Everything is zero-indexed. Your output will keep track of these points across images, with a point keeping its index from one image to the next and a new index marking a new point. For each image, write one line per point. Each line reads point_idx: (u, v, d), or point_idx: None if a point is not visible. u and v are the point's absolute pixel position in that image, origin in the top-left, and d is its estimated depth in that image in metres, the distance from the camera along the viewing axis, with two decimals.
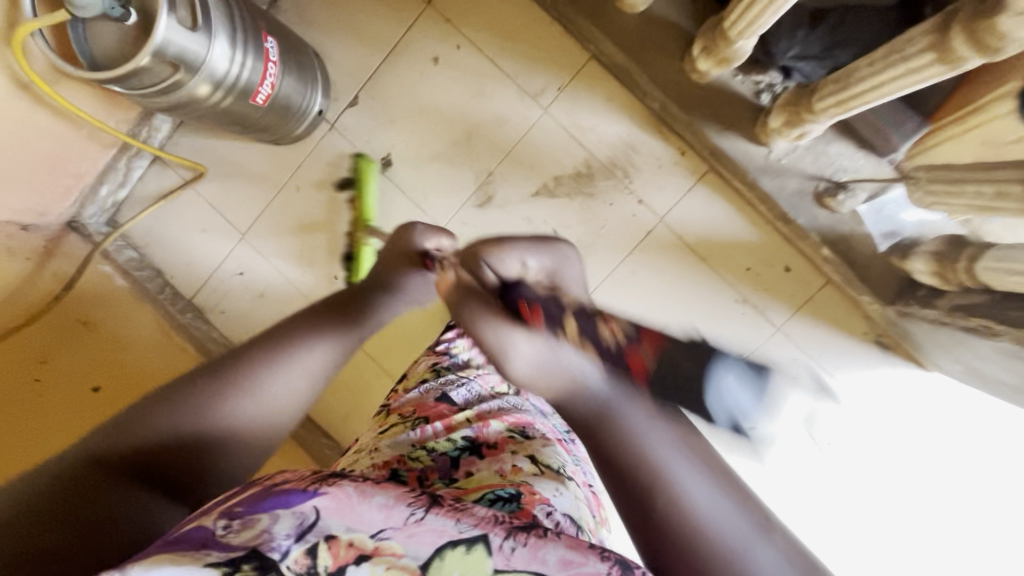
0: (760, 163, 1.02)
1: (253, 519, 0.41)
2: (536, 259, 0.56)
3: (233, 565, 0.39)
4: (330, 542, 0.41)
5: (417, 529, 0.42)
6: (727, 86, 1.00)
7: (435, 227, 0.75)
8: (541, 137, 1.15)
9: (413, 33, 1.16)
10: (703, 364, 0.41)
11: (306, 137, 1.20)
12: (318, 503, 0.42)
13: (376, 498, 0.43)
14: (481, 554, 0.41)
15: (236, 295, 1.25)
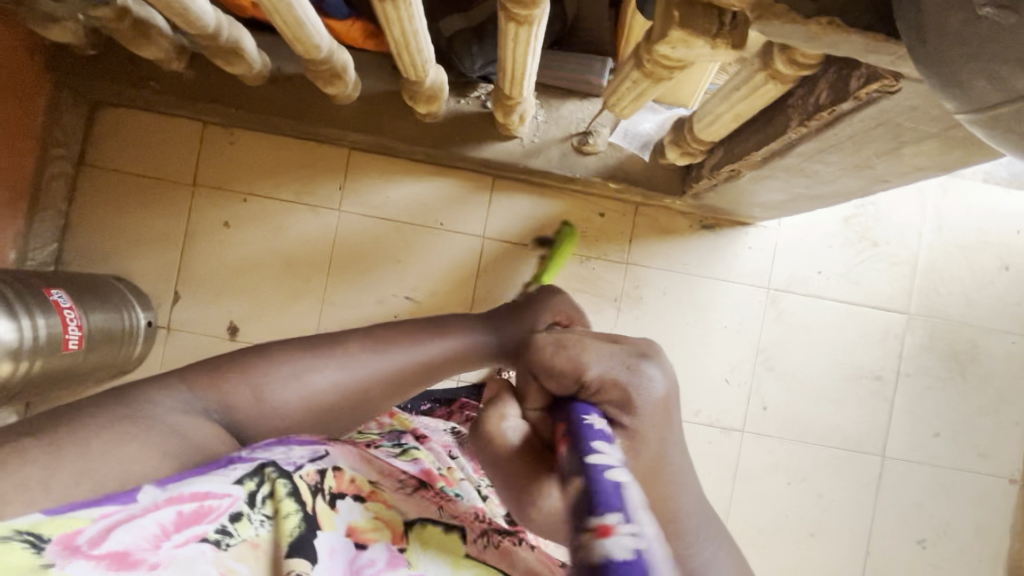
0: (520, 151, 1.15)
1: (276, 446, 0.49)
2: (609, 377, 0.46)
3: (252, 476, 0.44)
4: (336, 473, 0.50)
5: (407, 499, 0.53)
6: (458, 113, 1.12)
7: (628, 352, 0.47)
8: (351, 233, 1.24)
9: (196, 213, 1.24)
10: None
11: (147, 352, 1.21)
12: (333, 447, 0.53)
13: (375, 464, 0.55)
14: (457, 540, 0.52)
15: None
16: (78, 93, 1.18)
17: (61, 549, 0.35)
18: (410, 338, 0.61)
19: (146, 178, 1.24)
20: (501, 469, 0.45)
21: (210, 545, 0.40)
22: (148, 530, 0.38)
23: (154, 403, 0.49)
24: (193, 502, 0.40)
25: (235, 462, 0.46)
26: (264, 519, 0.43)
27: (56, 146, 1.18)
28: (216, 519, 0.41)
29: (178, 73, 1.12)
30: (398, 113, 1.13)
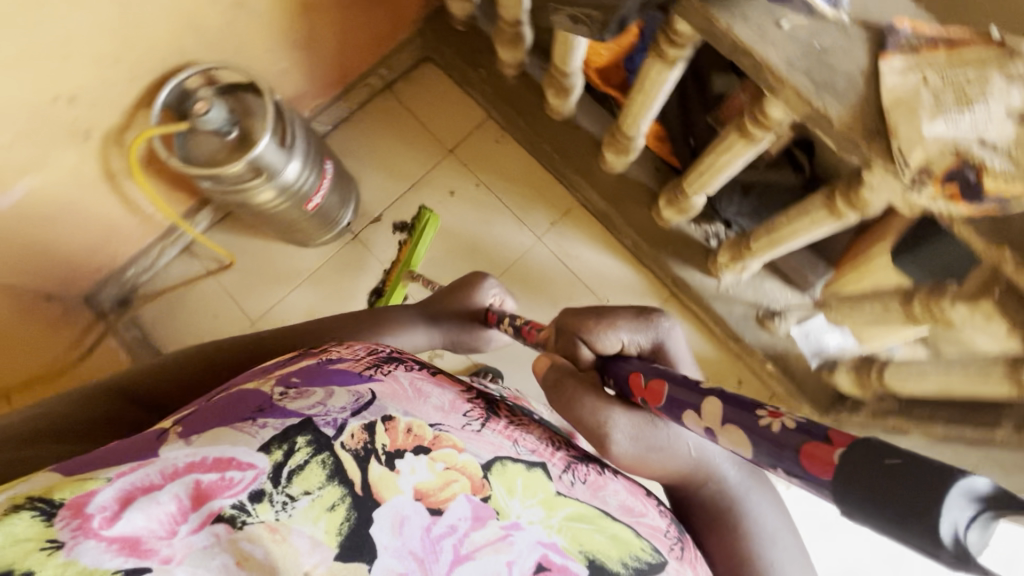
0: (711, 290, 1.27)
1: (309, 394, 0.48)
2: (636, 336, 0.63)
3: (282, 441, 0.42)
4: (390, 425, 0.47)
5: (475, 435, 0.52)
6: (684, 232, 1.27)
7: (636, 311, 0.64)
8: (535, 260, 1.38)
9: (437, 170, 1.43)
10: (900, 480, 0.26)
11: (330, 242, 1.38)
12: (376, 389, 0.50)
13: (432, 399, 0.53)
14: (539, 476, 0.52)
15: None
16: (425, 43, 1.44)
17: (71, 519, 0.34)
18: (382, 319, 0.86)
19: (421, 125, 1.45)
20: (592, 419, 0.58)
21: (224, 523, 0.37)
22: (165, 511, 0.37)
23: (106, 384, 0.62)
24: (215, 474, 0.39)
25: (263, 415, 0.45)
26: (289, 501, 0.40)
27: (385, 67, 1.42)
28: (234, 495, 0.38)
29: (506, 76, 1.36)
30: (640, 203, 1.30)
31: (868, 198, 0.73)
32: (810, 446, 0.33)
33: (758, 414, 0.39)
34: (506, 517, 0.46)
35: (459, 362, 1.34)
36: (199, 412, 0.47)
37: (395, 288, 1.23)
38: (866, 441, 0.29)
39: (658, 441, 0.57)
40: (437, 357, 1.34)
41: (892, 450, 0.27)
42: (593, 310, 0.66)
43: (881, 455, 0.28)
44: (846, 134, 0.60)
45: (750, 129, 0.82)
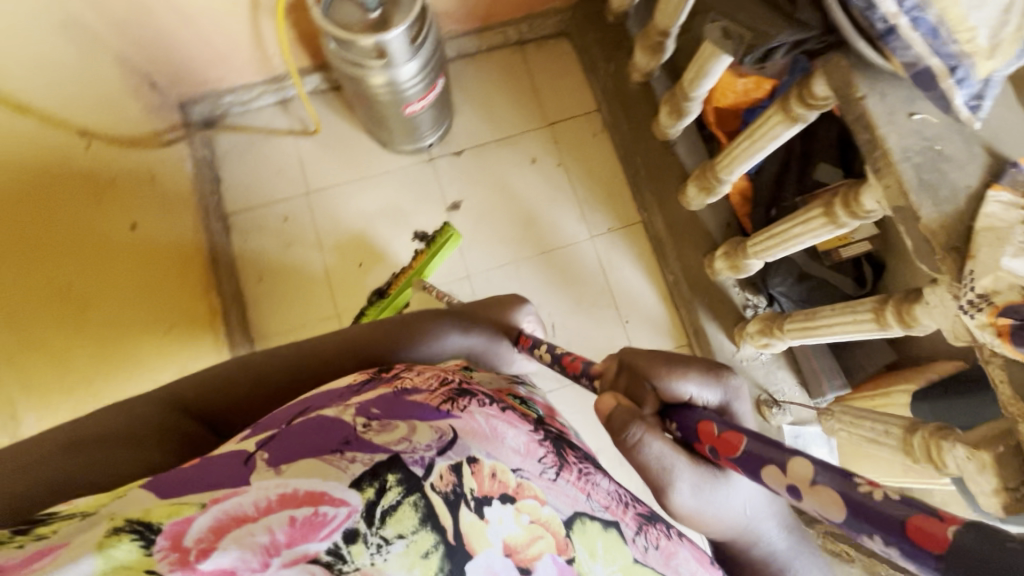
0: (727, 355, 1.25)
1: (392, 428, 0.50)
2: (705, 388, 0.58)
3: (372, 479, 0.44)
4: (475, 468, 0.51)
5: (552, 485, 0.56)
6: (725, 290, 1.27)
7: (707, 364, 0.60)
8: (578, 254, 1.39)
9: (528, 135, 1.46)
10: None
11: (406, 154, 1.42)
12: (452, 427, 0.53)
13: (509, 441, 0.56)
14: (615, 534, 0.56)
15: (135, 250, 1.01)
16: (573, 20, 1.47)
17: (168, 551, 0.34)
18: (409, 324, 0.78)
19: (533, 90, 1.48)
20: (652, 466, 0.56)
21: (321, 568, 0.39)
22: (259, 543, 0.37)
23: (146, 402, 0.57)
24: (308, 509, 0.40)
25: (351, 448, 0.47)
26: (384, 543, 0.42)
27: (527, 25, 1.46)
28: (327, 539, 0.40)
29: (631, 79, 1.38)
30: (697, 248, 1.30)
31: (917, 316, 0.73)
32: (915, 520, 0.34)
33: (856, 482, 0.39)
34: (585, 574, 0.52)
35: None
36: (281, 436, 0.47)
37: (401, 291, 1.28)
38: (988, 527, 0.31)
39: (718, 497, 0.55)
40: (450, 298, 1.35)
41: (1012, 536, 0.29)
42: (662, 354, 0.61)
43: (1003, 540, 0.29)
44: (928, 237, 0.61)
45: (837, 211, 0.81)
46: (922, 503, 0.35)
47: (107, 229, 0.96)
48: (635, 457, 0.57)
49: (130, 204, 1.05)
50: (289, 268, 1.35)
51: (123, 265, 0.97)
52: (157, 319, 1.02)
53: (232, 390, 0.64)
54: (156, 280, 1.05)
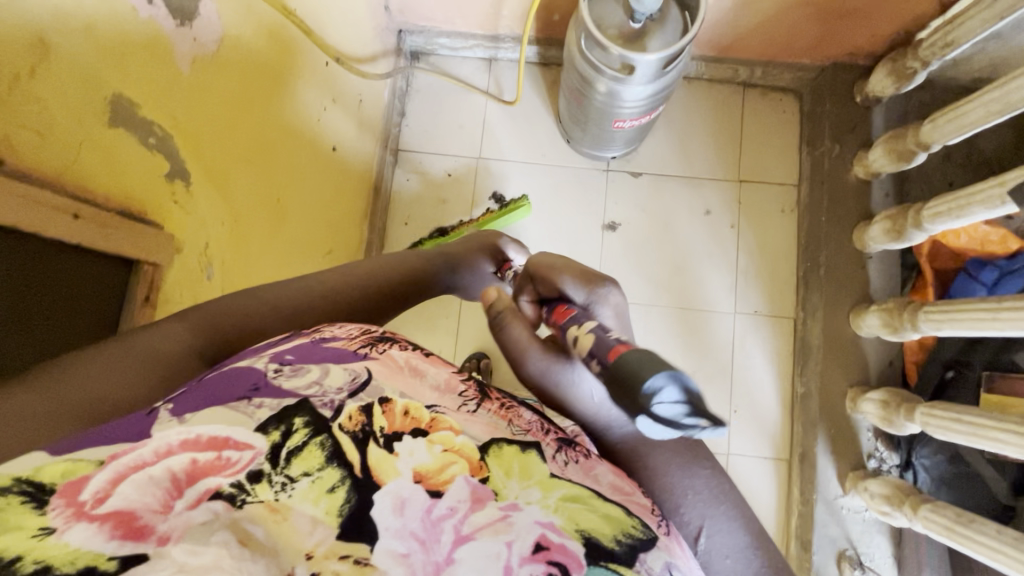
0: (828, 494, 1.16)
1: (304, 372, 0.56)
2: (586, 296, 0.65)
3: (279, 424, 0.51)
4: (388, 407, 0.56)
5: (470, 416, 0.60)
6: (856, 430, 1.17)
7: (586, 274, 0.65)
8: (713, 324, 1.31)
9: (713, 184, 1.36)
10: (652, 366, 0.46)
11: (585, 157, 1.37)
12: (371, 368, 0.59)
13: (429, 378, 0.63)
14: (534, 454, 0.57)
15: (326, 169, 1.05)
16: (813, 82, 1.33)
17: (63, 506, 0.40)
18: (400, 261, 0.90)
19: (737, 139, 1.37)
20: (514, 343, 0.66)
21: (224, 499, 0.45)
22: (158, 485, 0.44)
23: (155, 343, 0.61)
24: (210, 454, 0.47)
25: (259, 395, 0.53)
26: (289, 483, 0.48)
27: (761, 70, 1.34)
28: (231, 475, 0.47)
29: (851, 172, 1.24)
30: (845, 374, 1.19)
31: None
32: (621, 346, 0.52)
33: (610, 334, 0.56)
34: (504, 498, 0.52)
35: None
36: (188, 390, 0.54)
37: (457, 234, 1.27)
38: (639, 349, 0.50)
39: (569, 381, 0.64)
40: None
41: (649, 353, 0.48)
42: (551, 262, 0.68)
43: (638, 355, 0.48)
44: None
45: None
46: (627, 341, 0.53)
47: (313, 147, 1.00)
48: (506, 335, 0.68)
49: (337, 123, 1.07)
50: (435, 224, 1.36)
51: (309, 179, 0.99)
52: (316, 240, 1.03)
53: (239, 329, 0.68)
54: (332, 202, 1.08)
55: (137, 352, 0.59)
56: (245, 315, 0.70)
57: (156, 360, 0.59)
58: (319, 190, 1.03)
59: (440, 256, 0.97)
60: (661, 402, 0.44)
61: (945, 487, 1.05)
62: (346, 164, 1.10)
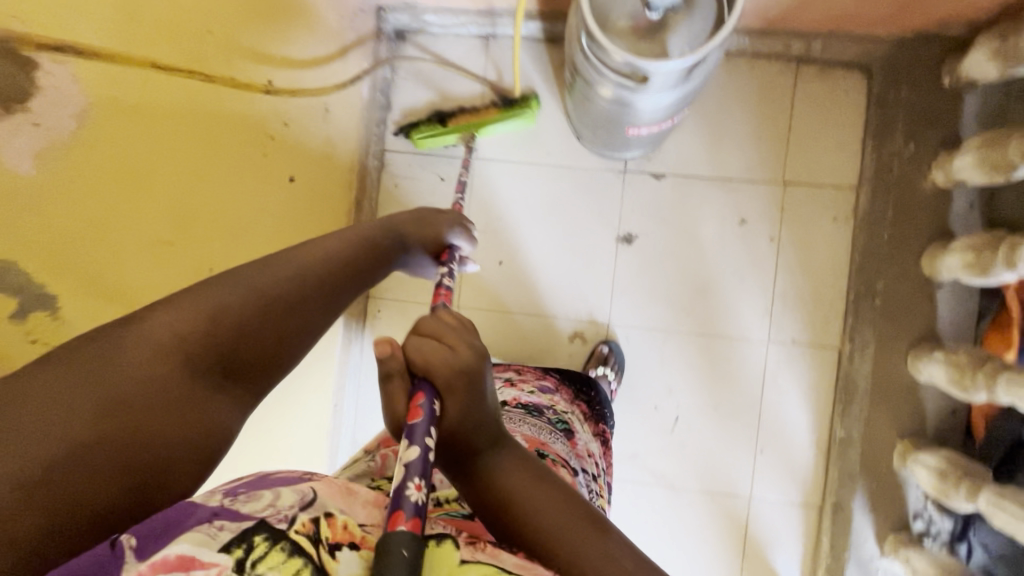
0: (862, 555, 1.03)
1: (256, 497, 0.44)
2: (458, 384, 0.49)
3: (242, 540, 0.40)
4: (330, 519, 0.44)
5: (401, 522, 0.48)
6: (903, 487, 1.02)
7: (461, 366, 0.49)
8: (742, 353, 1.14)
9: (752, 186, 1.14)
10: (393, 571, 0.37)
11: (597, 156, 1.17)
12: (315, 487, 0.47)
13: (360, 494, 0.49)
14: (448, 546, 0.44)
15: (281, 204, 0.95)
16: (886, 57, 1.06)
17: None
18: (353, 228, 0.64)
19: (784, 131, 1.13)
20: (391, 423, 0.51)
21: None
22: None
23: (124, 356, 0.45)
24: (175, 575, 0.37)
25: (218, 519, 0.41)
26: None
27: (821, 44, 1.07)
28: None
29: (926, 178, 1.00)
30: (895, 423, 1.02)
31: None
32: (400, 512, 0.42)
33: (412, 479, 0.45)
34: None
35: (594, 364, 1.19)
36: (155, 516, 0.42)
37: (449, 132, 1.14)
38: (399, 533, 0.39)
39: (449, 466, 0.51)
40: (579, 339, 1.18)
41: (405, 544, 0.39)
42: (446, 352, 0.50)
43: (402, 548, 0.39)
44: None
45: None
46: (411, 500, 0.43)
47: (261, 184, 0.91)
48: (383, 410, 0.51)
49: (296, 161, 0.96)
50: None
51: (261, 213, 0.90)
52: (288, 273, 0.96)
53: (225, 338, 0.49)
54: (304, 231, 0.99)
55: (100, 383, 0.44)
56: (217, 318, 0.49)
57: (126, 390, 0.44)
58: (279, 217, 0.93)
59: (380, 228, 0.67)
60: None
61: (1003, 561, 0.90)
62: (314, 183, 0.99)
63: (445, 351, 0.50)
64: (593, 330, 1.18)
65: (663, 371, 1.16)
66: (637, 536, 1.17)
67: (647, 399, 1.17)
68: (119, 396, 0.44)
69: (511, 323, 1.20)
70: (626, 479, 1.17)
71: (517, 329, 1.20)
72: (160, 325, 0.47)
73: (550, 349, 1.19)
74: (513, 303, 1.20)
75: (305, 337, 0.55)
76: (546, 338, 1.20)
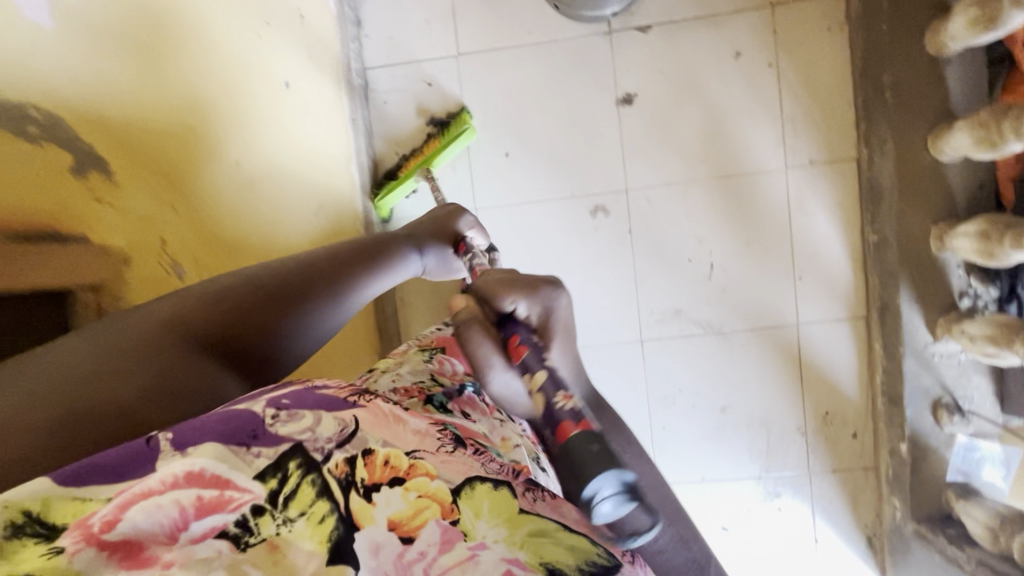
0: (917, 345, 1.06)
1: (300, 417, 0.47)
2: (539, 309, 0.61)
3: (276, 470, 0.42)
4: (370, 457, 0.46)
5: (449, 458, 0.51)
6: (944, 271, 1.04)
7: (538, 289, 0.61)
8: (763, 187, 1.15)
9: (740, 17, 1.12)
10: (606, 465, 0.44)
11: (581, 23, 1.14)
12: (358, 416, 0.50)
13: (409, 423, 0.54)
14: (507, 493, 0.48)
15: (281, 109, 1.01)
16: None
17: (74, 532, 0.35)
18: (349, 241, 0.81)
19: None
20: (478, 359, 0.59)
21: (227, 539, 0.38)
22: (167, 517, 0.37)
23: (124, 333, 0.57)
24: (215, 491, 0.40)
25: (257, 443, 0.44)
26: (286, 516, 0.40)
27: None
28: (237, 510, 0.39)
29: None
30: (928, 211, 1.03)
31: None
32: (569, 424, 0.48)
33: (557, 399, 0.50)
34: (473, 537, 0.43)
35: (621, 232, 1.19)
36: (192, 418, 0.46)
37: (405, 179, 1.15)
38: (585, 436, 0.46)
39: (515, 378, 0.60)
40: (602, 212, 1.19)
41: (595, 440, 0.45)
42: (539, 282, 0.62)
43: (589, 446, 0.45)
44: None
45: None
46: (580, 417, 0.49)
47: (261, 90, 0.97)
48: (471, 354, 0.60)
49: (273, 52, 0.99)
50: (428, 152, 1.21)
51: (269, 126, 0.99)
52: (310, 198, 1.08)
53: (229, 317, 0.63)
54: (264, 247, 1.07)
55: (112, 348, 0.54)
56: (222, 298, 0.64)
57: (139, 350, 0.55)
58: (288, 138, 1.03)
59: (397, 238, 0.86)
60: (603, 505, 0.43)
61: None
62: (304, 92, 1.06)
63: (519, 275, 0.64)
64: (613, 200, 1.18)
65: (689, 223, 1.17)
66: (697, 385, 1.20)
67: (681, 255, 1.18)
68: (133, 361, 0.54)
69: (530, 212, 1.20)
70: (673, 334, 1.20)
71: (538, 216, 1.20)
72: (167, 307, 0.60)
73: (576, 229, 1.20)
74: (528, 192, 1.19)
75: (298, 321, 0.68)
76: (569, 219, 1.19)
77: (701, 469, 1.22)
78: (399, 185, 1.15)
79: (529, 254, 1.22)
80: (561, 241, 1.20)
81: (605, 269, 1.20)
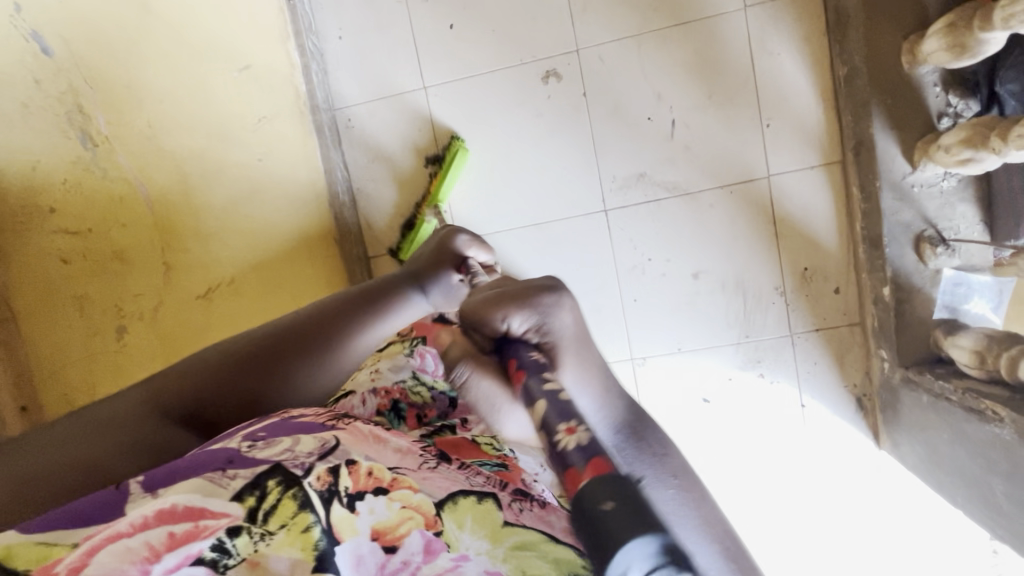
0: (894, 178, 0.98)
1: (277, 441, 0.47)
2: (534, 322, 0.57)
3: (253, 488, 0.42)
4: (353, 468, 0.45)
5: (430, 474, 0.48)
6: (921, 91, 0.95)
7: (529, 304, 0.58)
8: (722, 30, 1.08)
9: None
10: (627, 516, 0.31)
11: None
12: (338, 435, 0.49)
13: (389, 442, 0.51)
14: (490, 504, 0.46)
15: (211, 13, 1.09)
16: None
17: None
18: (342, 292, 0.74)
19: None
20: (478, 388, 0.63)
21: (202, 567, 0.37)
22: (137, 551, 0.37)
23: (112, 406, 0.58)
24: (187, 525, 0.39)
25: (232, 466, 0.44)
26: (266, 533, 0.40)
27: None
28: (212, 537, 0.39)
29: None
30: (897, 25, 0.94)
31: None
32: (596, 463, 0.36)
33: (562, 434, 0.40)
34: (456, 548, 0.42)
35: (575, 97, 1.14)
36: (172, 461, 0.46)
37: (421, 224, 1.16)
38: (599, 482, 0.34)
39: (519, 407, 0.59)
40: (554, 77, 1.13)
41: (606, 495, 0.32)
42: (525, 293, 0.59)
43: (603, 501, 0.32)
44: None
45: None
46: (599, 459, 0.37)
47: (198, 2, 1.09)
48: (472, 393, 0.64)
49: None
50: (383, 72, 1.17)
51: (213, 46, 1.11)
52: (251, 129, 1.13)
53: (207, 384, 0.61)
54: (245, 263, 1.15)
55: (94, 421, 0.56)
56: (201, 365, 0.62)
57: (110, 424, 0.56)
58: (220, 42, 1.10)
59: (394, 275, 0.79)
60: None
61: None
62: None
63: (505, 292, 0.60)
64: (565, 63, 1.13)
65: (645, 77, 1.11)
66: (666, 253, 1.15)
67: (639, 114, 1.12)
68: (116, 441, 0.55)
69: (480, 87, 1.16)
70: (639, 200, 1.15)
71: (488, 90, 1.16)
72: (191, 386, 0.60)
73: (528, 98, 1.15)
74: (476, 64, 1.15)
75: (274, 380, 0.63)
76: (520, 88, 1.15)
77: (675, 339, 1.18)
78: (417, 232, 1.17)
79: (484, 132, 1.18)
80: (514, 114, 1.16)
81: (562, 140, 1.15)
